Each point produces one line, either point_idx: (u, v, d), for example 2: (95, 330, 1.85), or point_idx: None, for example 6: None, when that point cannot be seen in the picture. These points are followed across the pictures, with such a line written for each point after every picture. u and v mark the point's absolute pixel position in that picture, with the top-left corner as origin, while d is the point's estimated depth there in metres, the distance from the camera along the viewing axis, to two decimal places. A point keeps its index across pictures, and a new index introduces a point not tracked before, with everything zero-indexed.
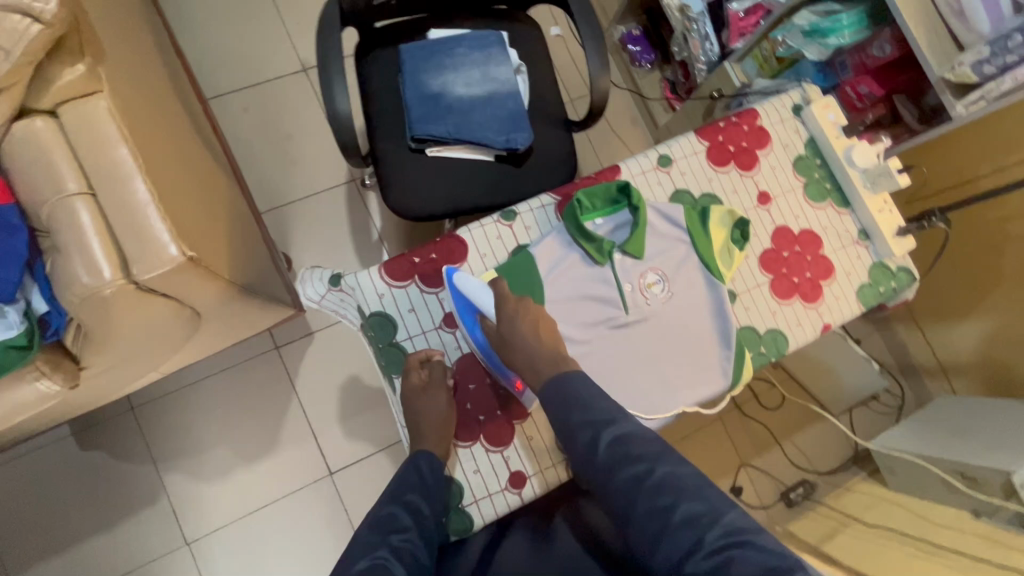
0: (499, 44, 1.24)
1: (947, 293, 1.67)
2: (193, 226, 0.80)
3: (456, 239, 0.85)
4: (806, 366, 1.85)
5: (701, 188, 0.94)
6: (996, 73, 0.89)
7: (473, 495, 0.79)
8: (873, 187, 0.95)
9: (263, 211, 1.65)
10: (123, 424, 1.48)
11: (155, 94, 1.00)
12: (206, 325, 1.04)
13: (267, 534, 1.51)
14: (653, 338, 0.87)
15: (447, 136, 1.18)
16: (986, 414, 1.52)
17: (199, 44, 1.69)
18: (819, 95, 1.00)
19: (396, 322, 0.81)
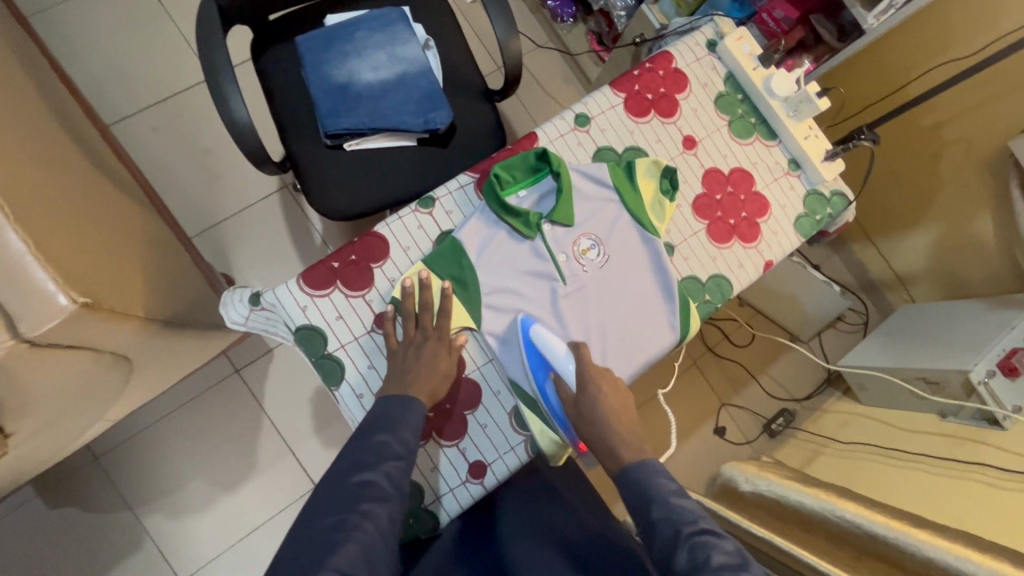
0: (402, 21, 1.17)
1: (894, 206, 1.69)
2: (89, 267, 0.74)
3: (375, 236, 0.80)
4: (770, 299, 1.86)
5: (624, 142, 0.90)
6: None
7: (435, 493, 0.78)
8: (796, 115, 0.93)
9: (194, 233, 1.57)
10: (89, 476, 1.43)
11: (31, 130, 0.92)
12: (140, 365, 0.98)
13: (262, 558, 1.48)
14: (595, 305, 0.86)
15: (363, 127, 1.12)
16: (943, 319, 1.56)
17: (90, 68, 1.57)
18: (732, 27, 0.96)
19: (324, 333, 0.76)
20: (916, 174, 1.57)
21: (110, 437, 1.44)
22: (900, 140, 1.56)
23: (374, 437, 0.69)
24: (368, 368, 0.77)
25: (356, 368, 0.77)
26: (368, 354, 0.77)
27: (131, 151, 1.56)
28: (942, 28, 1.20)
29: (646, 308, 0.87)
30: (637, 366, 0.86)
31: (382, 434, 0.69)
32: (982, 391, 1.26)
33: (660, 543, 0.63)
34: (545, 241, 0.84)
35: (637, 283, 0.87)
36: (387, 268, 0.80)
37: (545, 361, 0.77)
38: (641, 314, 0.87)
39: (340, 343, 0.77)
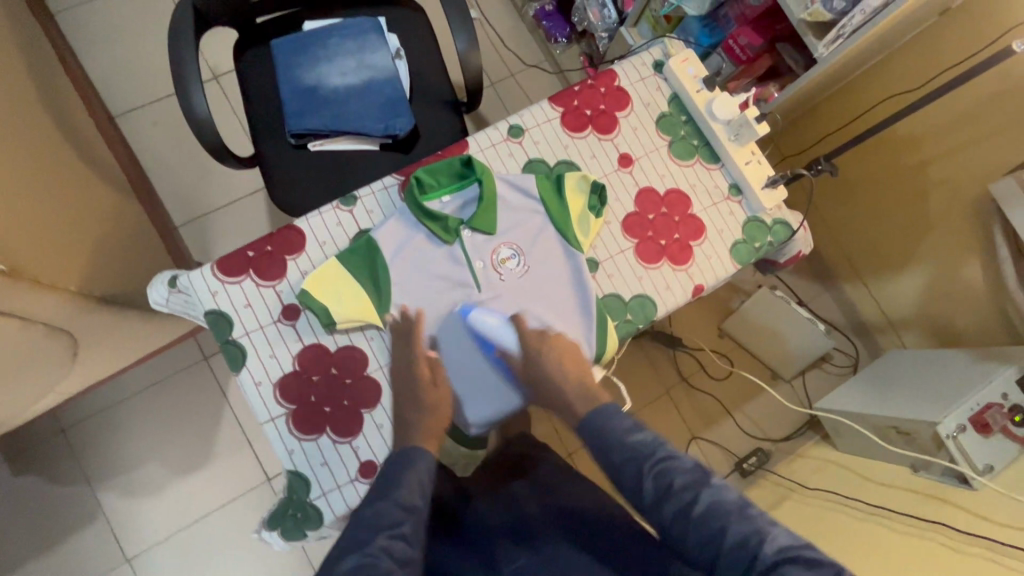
0: (376, 30, 1.21)
1: (884, 247, 1.61)
2: (19, 238, 0.78)
3: (292, 229, 0.82)
4: (751, 334, 1.79)
5: (556, 156, 0.90)
6: (847, 7, 0.85)
7: (322, 488, 0.77)
8: (737, 139, 0.92)
9: (180, 223, 1.63)
10: (54, 448, 1.48)
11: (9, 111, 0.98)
12: (84, 341, 1.02)
13: (207, 546, 1.50)
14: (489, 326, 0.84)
15: (326, 128, 1.16)
16: (926, 368, 1.49)
17: (103, 62, 1.66)
18: (680, 50, 0.96)
19: (230, 319, 0.78)
20: (891, 211, 1.54)
21: (78, 411, 1.50)
22: (876, 175, 1.53)
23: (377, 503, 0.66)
24: (269, 357, 0.78)
25: (257, 356, 0.78)
26: (271, 343, 0.79)
27: (130, 141, 1.64)
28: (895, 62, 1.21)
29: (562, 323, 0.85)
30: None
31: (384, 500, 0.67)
32: (950, 447, 1.19)
33: (629, 481, 0.70)
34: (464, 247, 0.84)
35: (554, 295, 0.86)
36: (301, 262, 0.81)
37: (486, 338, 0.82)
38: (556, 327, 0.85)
39: (245, 330, 0.78)
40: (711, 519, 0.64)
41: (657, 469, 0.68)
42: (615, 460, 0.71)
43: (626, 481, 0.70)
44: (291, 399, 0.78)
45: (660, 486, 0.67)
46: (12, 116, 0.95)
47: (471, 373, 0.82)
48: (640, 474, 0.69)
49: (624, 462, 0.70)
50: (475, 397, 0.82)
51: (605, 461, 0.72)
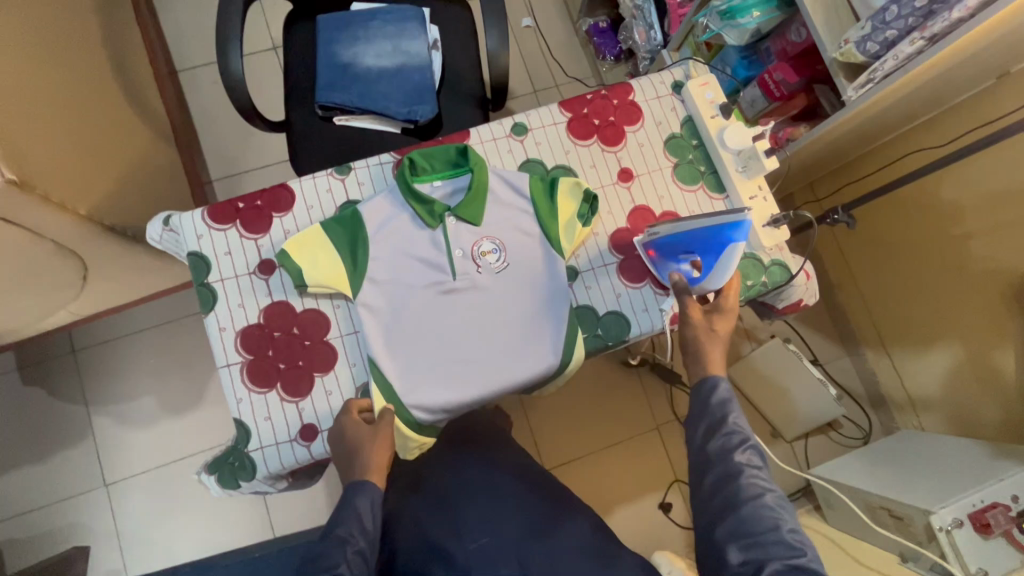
0: (418, 19, 1.24)
1: (911, 318, 1.51)
2: (40, 157, 0.84)
3: (285, 189, 0.85)
4: (757, 386, 1.70)
5: (555, 160, 0.90)
6: (881, 51, 0.81)
7: (261, 442, 0.78)
8: (745, 171, 0.89)
9: (215, 178, 1.70)
10: (62, 365, 1.57)
11: (69, 44, 1.06)
12: (91, 265, 1.08)
13: (179, 487, 1.54)
14: (456, 314, 0.82)
15: (351, 105, 1.19)
16: (938, 455, 1.37)
17: (176, 19, 1.77)
18: (702, 73, 0.94)
19: (209, 263, 0.81)
20: (921, 279, 1.45)
21: (91, 335, 1.59)
22: (911, 238, 1.45)
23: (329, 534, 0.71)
24: (237, 306, 0.81)
25: (227, 303, 0.81)
26: (243, 294, 0.81)
27: (186, 96, 1.74)
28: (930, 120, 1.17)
29: (531, 323, 0.83)
30: (509, 382, 0.81)
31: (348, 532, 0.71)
32: (941, 541, 1.10)
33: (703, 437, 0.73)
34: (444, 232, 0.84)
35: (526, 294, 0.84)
36: (286, 221, 0.84)
37: (710, 262, 0.74)
38: (524, 326, 0.83)
39: (221, 276, 0.81)
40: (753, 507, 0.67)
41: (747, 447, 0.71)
42: (709, 410, 0.74)
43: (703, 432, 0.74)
44: (249, 350, 0.80)
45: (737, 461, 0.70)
46: (68, 50, 1.03)
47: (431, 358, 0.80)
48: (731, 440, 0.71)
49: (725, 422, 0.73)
50: (431, 384, 0.79)
51: (700, 409, 0.75)
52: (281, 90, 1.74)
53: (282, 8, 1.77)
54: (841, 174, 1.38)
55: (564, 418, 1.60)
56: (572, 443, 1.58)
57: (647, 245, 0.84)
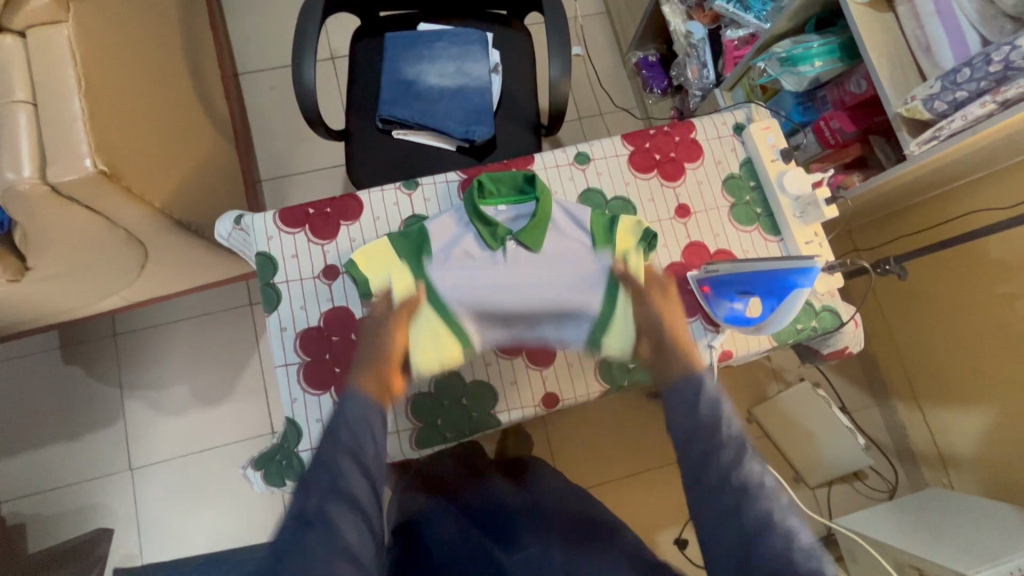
0: (481, 43, 1.29)
1: (947, 373, 1.50)
2: (126, 149, 0.88)
3: (354, 199, 0.88)
4: (782, 427, 1.69)
5: (615, 191, 0.92)
6: (948, 110, 0.82)
7: (311, 443, 0.80)
8: (802, 217, 0.90)
9: (265, 178, 1.76)
10: (101, 347, 1.62)
11: (156, 44, 1.12)
12: (153, 255, 1.12)
13: (201, 477, 1.56)
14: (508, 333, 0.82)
15: (412, 120, 1.23)
16: (969, 515, 1.35)
17: (244, 25, 1.86)
18: (764, 118, 0.96)
19: (276, 264, 0.84)
20: (962, 336, 1.43)
21: (133, 320, 1.63)
22: (952, 293, 1.43)
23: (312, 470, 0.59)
24: (299, 308, 0.83)
25: (289, 304, 0.83)
26: (306, 296, 0.83)
27: (246, 97, 1.81)
28: (984, 179, 1.12)
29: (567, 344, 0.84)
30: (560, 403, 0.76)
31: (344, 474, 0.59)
32: None
33: None
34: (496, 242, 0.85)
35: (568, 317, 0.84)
36: (352, 229, 0.87)
37: (773, 303, 0.78)
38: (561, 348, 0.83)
39: (287, 278, 0.84)
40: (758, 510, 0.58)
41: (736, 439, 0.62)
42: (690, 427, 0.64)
43: (695, 453, 0.63)
44: (307, 352, 0.82)
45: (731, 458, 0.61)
46: (153, 49, 1.09)
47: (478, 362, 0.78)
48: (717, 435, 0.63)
49: (706, 410, 0.64)
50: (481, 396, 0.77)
51: (684, 431, 0.65)
52: (336, 100, 1.80)
53: (344, 22, 1.85)
54: (882, 225, 1.37)
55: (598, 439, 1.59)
56: (602, 467, 1.57)
57: (698, 283, 0.85)
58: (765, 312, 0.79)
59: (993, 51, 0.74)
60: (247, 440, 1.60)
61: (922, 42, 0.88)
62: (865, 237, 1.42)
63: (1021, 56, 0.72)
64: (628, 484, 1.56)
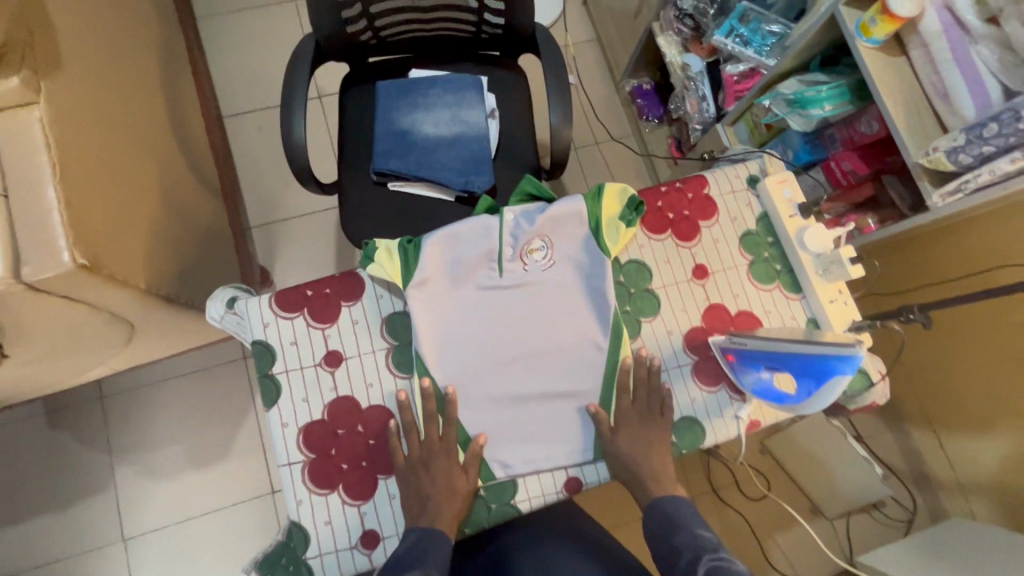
0: (476, 88, 1.24)
1: (966, 402, 1.46)
2: (107, 233, 0.83)
3: (353, 276, 0.82)
4: (798, 460, 1.65)
5: (628, 254, 0.87)
6: (974, 163, 0.78)
7: (319, 548, 0.74)
8: (826, 274, 0.86)
9: (255, 225, 1.70)
10: (89, 412, 1.54)
11: (136, 106, 1.07)
12: (139, 329, 1.06)
13: (200, 544, 1.49)
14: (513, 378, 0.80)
15: (408, 173, 1.18)
16: (996, 549, 1.31)
17: (226, 68, 1.80)
18: (778, 169, 0.92)
19: (275, 353, 0.78)
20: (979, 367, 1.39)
21: (120, 382, 1.56)
22: (967, 321, 1.41)
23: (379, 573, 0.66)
24: (302, 400, 0.78)
25: (291, 397, 0.77)
26: (307, 387, 0.78)
27: (231, 142, 1.74)
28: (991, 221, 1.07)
29: (571, 357, 0.81)
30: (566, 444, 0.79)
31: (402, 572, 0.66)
32: None
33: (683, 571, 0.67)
34: (501, 240, 0.82)
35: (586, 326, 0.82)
36: (354, 310, 0.81)
37: (812, 387, 0.70)
38: (564, 360, 0.81)
39: (286, 367, 0.78)
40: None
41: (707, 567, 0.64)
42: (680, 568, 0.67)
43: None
44: (312, 448, 0.76)
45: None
46: (131, 113, 1.03)
47: (479, 385, 0.79)
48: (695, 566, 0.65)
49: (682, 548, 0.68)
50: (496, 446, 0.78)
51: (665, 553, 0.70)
52: (325, 141, 1.74)
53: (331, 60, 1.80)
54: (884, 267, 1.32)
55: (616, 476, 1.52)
56: (613, 509, 1.50)
57: (725, 352, 0.81)
58: (800, 394, 0.72)
59: None
60: (246, 503, 1.53)
61: (939, 88, 0.85)
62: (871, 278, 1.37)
63: None
64: (630, 529, 1.48)
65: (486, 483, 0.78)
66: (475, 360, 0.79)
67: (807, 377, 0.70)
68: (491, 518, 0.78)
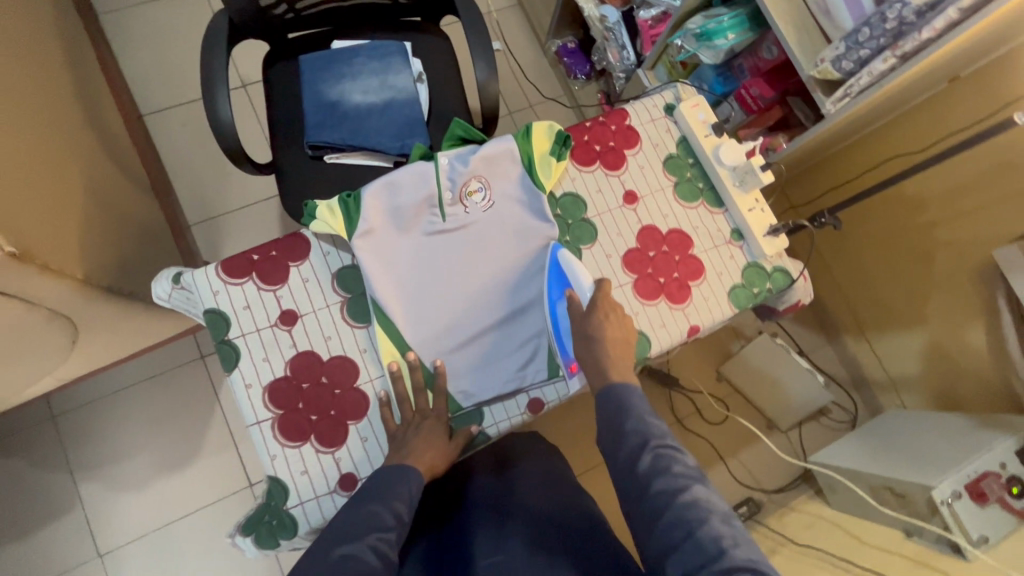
0: (400, 54, 1.25)
1: (887, 303, 1.61)
2: (30, 223, 0.80)
3: (298, 236, 0.84)
4: (749, 380, 1.77)
5: (563, 188, 0.92)
6: (855, 68, 0.87)
7: (299, 497, 0.77)
8: (742, 186, 0.94)
9: (193, 222, 1.65)
10: (42, 434, 1.48)
11: (42, 98, 1.02)
12: (83, 328, 1.03)
13: (182, 545, 1.48)
14: (465, 312, 0.84)
15: (343, 143, 1.19)
16: (924, 428, 1.46)
17: (137, 64, 1.72)
18: (691, 95, 0.99)
19: (227, 319, 0.79)
20: (894, 271, 1.55)
21: (70, 399, 1.50)
22: (882, 229, 1.54)
23: (367, 506, 0.69)
24: (262, 360, 0.79)
25: (250, 359, 0.79)
26: (266, 347, 0.79)
27: (156, 140, 1.68)
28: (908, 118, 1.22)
29: (518, 287, 0.86)
30: (524, 367, 0.84)
31: (376, 503, 0.70)
32: (945, 513, 1.15)
33: (624, 451, 0.70)
34: (438, 185, 0.85)
35: (531, 259, 0.86)
36: (303, 268, 0.82)
37: (566, 281, 0.84)
38: (513, 292, 0.86)
39: (242, 331, 0.79)
40: (687, 518, 0.63)
41: (656, 450, 0.68)
42: (623, 449, 0.70)
43: (621, 455, 0.70)
44: (279, 405, 0.78)
45: (658, 464, 0.67)
46: (39, 106, 0.99)
47: (434, 324, 0.83)
48: (642, 449, 0.69)
49: (630, 433, 0.70)
50: (462, 378, 0.83)
51: (610, 435, 0.72)
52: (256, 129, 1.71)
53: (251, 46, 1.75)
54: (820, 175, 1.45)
55: (569, 431, 1.56)
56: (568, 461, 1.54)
57: (568, 362, 0.82)
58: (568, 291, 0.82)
59: (887, 9, 0.79)
60: (224, 500, 1.52)
61: (822, 6, 0.93)
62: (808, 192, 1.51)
63: (912, 13, 0.77)
64: (595, 475, 1.54)
65: (455, 413, 0.83)
66: (430, 302, 0.83)
67: (568, 283, 0.83)
68: (484, 437, 0.84)
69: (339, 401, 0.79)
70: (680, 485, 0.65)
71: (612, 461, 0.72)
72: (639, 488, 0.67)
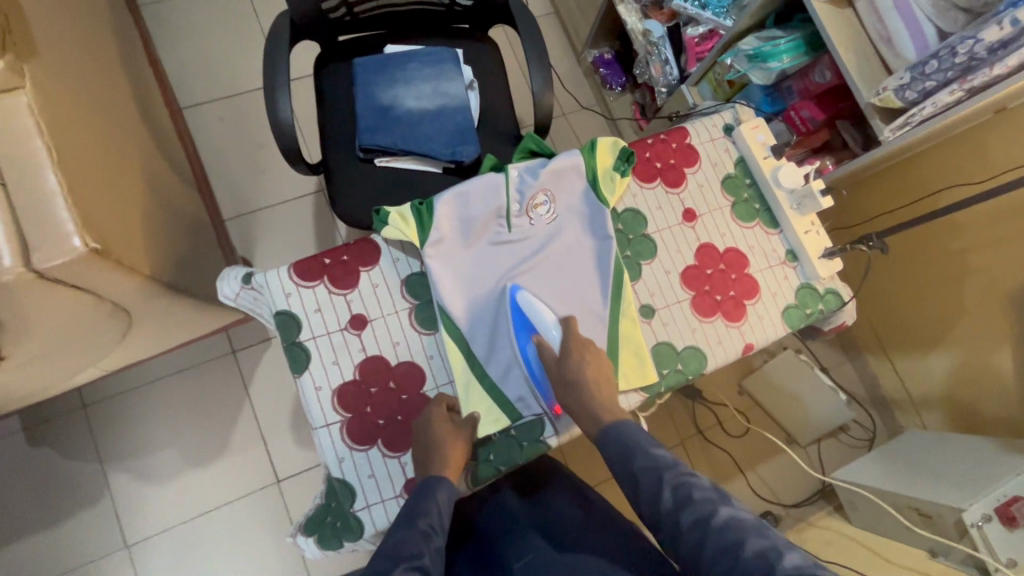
0: (453, 61, 1.26)
1: (913, 325, 1.63)
2: (107, 219, 0.81)
3: (368, 242, 0.85)
4: (771, 395, 1.78)
5: (624, 203, 0.94)
6: (918, 98, 0.89)
7: (366, 500, 0.78)
8: (799, 208, 0.95)
9: (228, 217, 1.66)
10: (72, 423, 1.48)
11: (106, 92, 1.03)
12: (136, 322, 1.04)
13: (208, 538, 1.48)
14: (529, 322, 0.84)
15: (395, 147, 1.19)
16: (948, 450, 1.48)
17: (178, 57, 1.73)
18: (749, 116, 1.01)
19: (299, 321, 0.80)
20: (924, 294, 1.57)
21: (101, 389, 1.50)
22: (914, 254, 1.57)
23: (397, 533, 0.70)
24: (332, 363, 0.80)
25: (321, 362, 0.80)
26: (336, 351, 0.81)
27: (193, 134, 1.68)
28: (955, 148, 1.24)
29: (582, 298, 0.87)
30: None
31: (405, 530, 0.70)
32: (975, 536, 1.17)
33: (645, 491, 0.72)
34: (508, 196, 0.86)
35: (594, 272, 0.88)
36: (373, 274, 0.84)
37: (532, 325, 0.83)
38: (577, 302, 0.86)
39: (313, 334, 0.80)
40: (725, 538, 0.64)
41: (674, 482, 0.71)
42: (644, 490, 0.72)
43: (646, 504, 0.71)
44: (348, 408, 0.79)
45: (680, 496, 0.69)
46: (103, 98, 1.00)
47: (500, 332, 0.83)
48: (659, 483, 0.71)
49: (643, 471, 0.73)
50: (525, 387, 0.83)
51: (627, 472, 0.75)
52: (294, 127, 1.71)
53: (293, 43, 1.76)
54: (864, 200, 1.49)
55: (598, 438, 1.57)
56: (592, 467, 1.55)
57: (550, 406, 0.83)
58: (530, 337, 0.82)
59: (959, 43, 0.81)
60: (250, 495, 1.52)
61: (883, 34, 0.95)
62: (850, 216, 1.54)
63: (984, 48, 0.79)
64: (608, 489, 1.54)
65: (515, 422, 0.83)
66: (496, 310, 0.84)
67: (531, 327, 0.82)
68: (489, 472, 0.84)
69: (401, 405, 0.81)
70: (708, 511, 0.67)
71: (631, 492, 0.74)
72: (669, 523, 0.69)
